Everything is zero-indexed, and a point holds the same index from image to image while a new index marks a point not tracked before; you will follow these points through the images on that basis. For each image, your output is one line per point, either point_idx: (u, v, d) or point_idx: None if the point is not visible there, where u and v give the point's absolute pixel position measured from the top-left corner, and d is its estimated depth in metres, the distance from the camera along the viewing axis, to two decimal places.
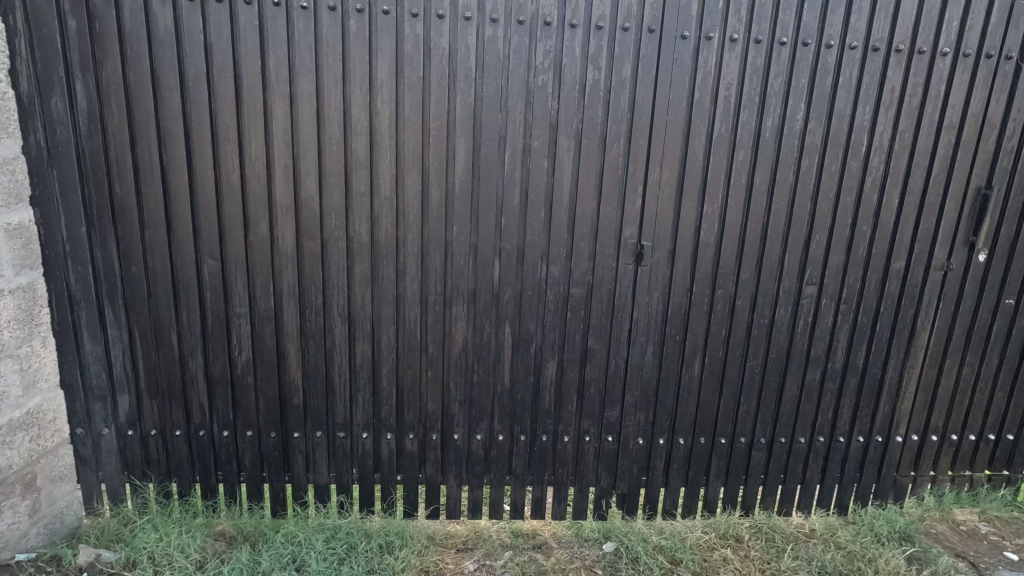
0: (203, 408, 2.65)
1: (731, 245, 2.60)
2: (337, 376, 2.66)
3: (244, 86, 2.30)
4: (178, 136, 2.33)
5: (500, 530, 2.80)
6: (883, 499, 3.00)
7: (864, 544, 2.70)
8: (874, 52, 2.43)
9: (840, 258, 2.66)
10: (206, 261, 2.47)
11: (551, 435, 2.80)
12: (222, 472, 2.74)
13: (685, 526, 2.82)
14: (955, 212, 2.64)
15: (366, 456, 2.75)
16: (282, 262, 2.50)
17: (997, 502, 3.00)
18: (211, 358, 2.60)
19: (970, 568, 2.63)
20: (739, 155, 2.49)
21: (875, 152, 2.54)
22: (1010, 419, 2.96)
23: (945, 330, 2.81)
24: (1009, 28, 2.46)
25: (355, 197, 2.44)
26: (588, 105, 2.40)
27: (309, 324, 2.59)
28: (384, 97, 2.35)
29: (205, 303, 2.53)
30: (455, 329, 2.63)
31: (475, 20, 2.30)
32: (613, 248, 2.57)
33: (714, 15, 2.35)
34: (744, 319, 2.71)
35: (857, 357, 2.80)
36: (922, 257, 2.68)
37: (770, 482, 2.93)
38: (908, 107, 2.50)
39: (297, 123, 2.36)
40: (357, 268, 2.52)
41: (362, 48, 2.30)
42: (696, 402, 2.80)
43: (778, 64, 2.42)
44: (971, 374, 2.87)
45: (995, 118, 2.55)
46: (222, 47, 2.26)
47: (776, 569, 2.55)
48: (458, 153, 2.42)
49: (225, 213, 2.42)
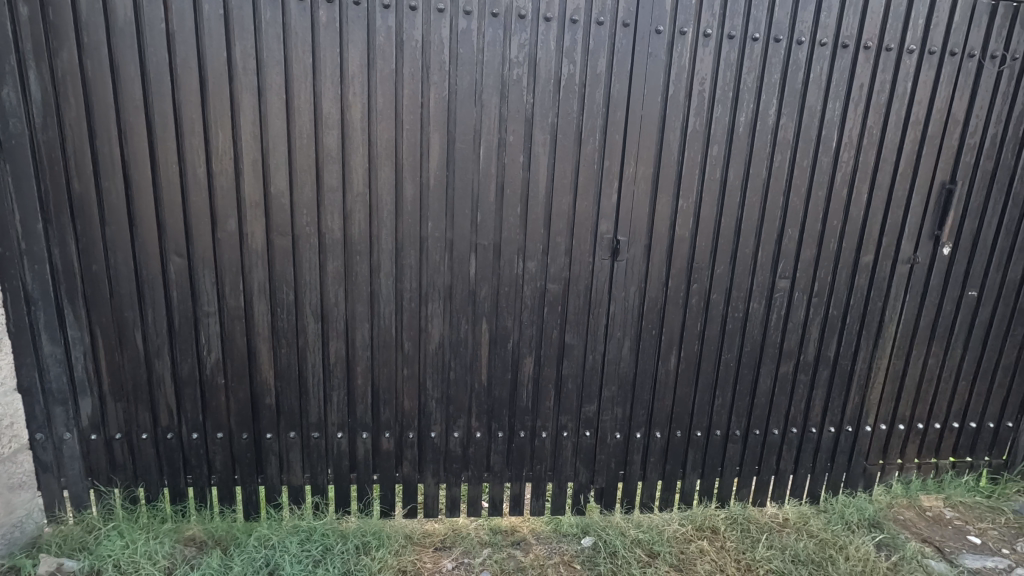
0: (171, 410, 2.57)
1: (705, 240, 2.62)
2: (310, 375, 2.60)
3: (210, 77, 2.22)
4: (140, 128, 2.24)
5: (479, 528, 2.78)
6: (852, 488, 3.08)
7: (836, 532, 2.76)
8: (844, 48, 2.47)
9: (812, 252, 2.70)
10: (172, 259, 2.39)
11: (529, 431, 2.79)
12: (192, 475, 2.66)
13: (662, 519, 2.84)
14: (921, 207, 2.71)
15: (341, 456, 2.70)
16: (252, 260, 2.43)
17: (961, 488, 3.10)
18: (179, 359, 2.51)
19: (936, 553, 2.70)
20: (713, 150, 2.51)
21: (844, 147, 2.58)
22: (973, 407, 3.06)
23: (911, 321, 2.88)
24: (971, 27, 2.52)
25: (327, 192, 2.38)
26: (564, 100, 2.39)
27: (281, 323, 2.53)
28: (355, 91, 2.30)
29: (171, 302, 2.44)
30: (431, 326, 2.60)
31: (448, 12, 2.27)
32: (590, 244, 2.57)
33: (688, 10, 2.36)
34: (719, 313, 2.74)
35: (828, 349, 2.85)
36: (889, 251, 2.75)
37: (744, 474, 2.97)
38: (876, 103, 2.55)
39: (266, 117, 2.29)
40: (329, 265, 2.47)
41: (332, 39, 2.24)
42: (672, 395, 2.83)
43: (750, 60, 2.44)
44: (936, 364, 2.96)
45: (959, 114, 2.61)
46: (185, 37, 2.18)
47: (751, 559, 2.59)
48: (433, 148, 2.38)
49: (191, 209, 2.34)
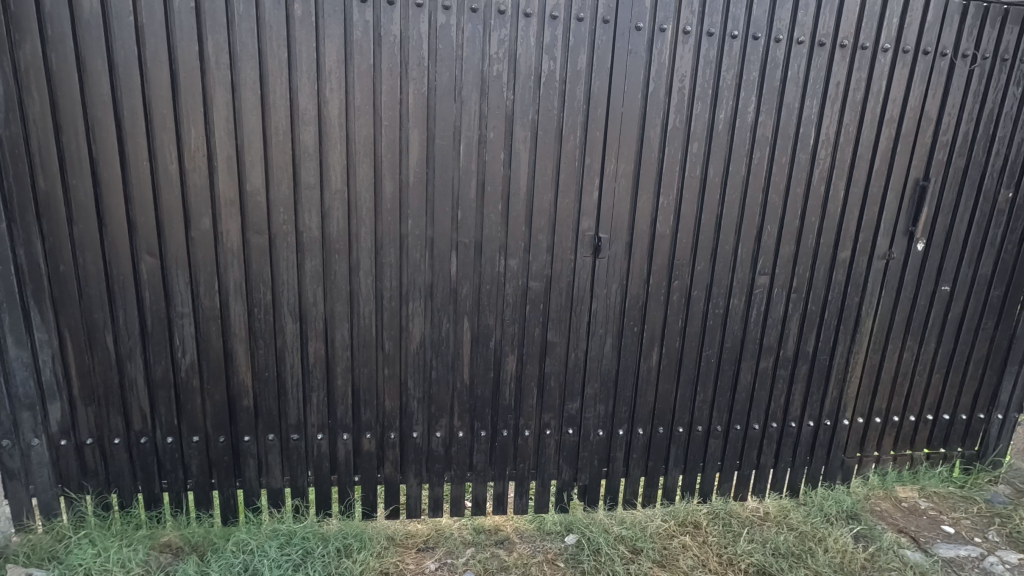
0: (145, 414, 2.50)
1: (686, 236, 2.63)
2: (289, 376, 2.56)
3: (181, 72, 2.16)
4: (108, 124, 2.17)
5: (462, 528, 2.76)
6: (831, 481, 3.12)
7: (815, 524, 2.80)
8: (820, 47, 2.49)
9: (790, 248, 2.73)
10: (144, 258, 2.32)
11: (512, 430, 2.77)
12: (167, 480, 2.60)
13: (645, 515, 2.85)
14: (895, 203, 2.75)
15: (321, 458, 2.66)
16: (227, 259, 2.37)
17: (935, 479, 3.17)
18: (152, 361, 2.45)
19: (912, 543, 2.76)
20: (693, 147, 2.52)
21: (822, 144, 2.61)
22: (945, 399, 3.13)
23: (887, 315, 2.93)
24: (943, 26, 2.56)
25: (304, 190, 2.34)
26: (545, 96, 2.37)
27: (257, 323, 2.47)
28: (333, 86, 2.26)
29: (144, 303, 2.38)
30: (412, 325, 2.57)
31: (427, 7, 2.24)
32: (572, 241, 2.56)
33: (668, 8, 2.35)
34: (700, 310, 2.75)
35: (806, 344, 2.89)
36: (865, 247, 2.79)
37: (726, 468, 3.00)
38: (852, 101, 2.58)
39: (240, 113, 2.24)
40: (308, 264, 2.42)
41: (308, 34, 2.20)
42: (654, 392, 2.84)
43: (729, 57, 2.45)
44: (911, 358, 3.02)
45: (931, 112, 2.66)
46: (155, 30, 2.12)
47: (733, 553, 2.61)
48: (412, 145, 2.35)
49: (164, 208, 2.28)
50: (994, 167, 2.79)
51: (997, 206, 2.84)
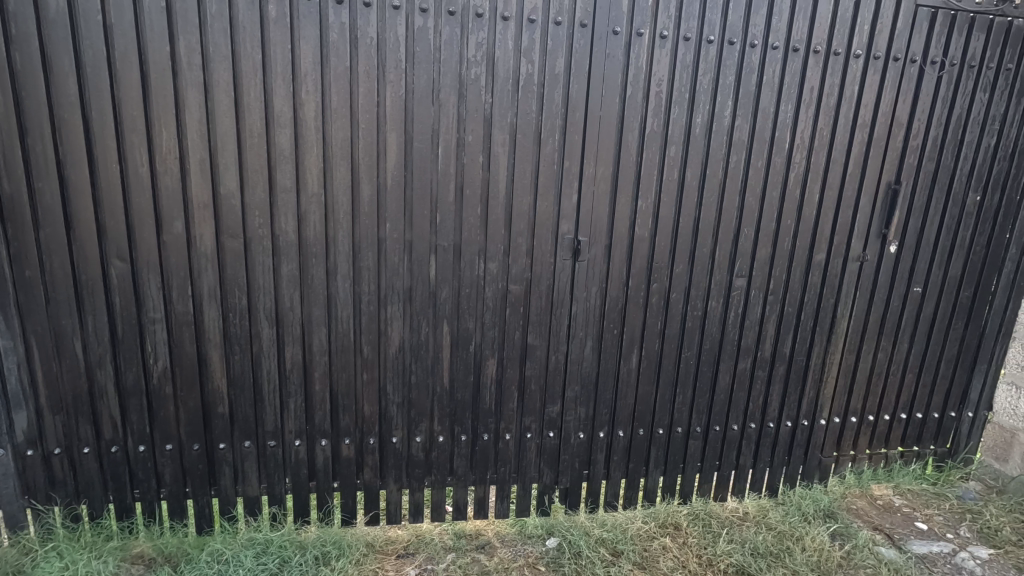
0: (115, 422, 2.44)
1: (664, 239, 2.64)
2: (265, 382, 2.51)
3: (152, 74, 2.12)
4: (76, 125, 2.12)
5: (443, 533, 2.74)
6: (808, 480, 3.17)
7: (792, 523, 2.83)
8: (794, 52, 2.53)
9: (767, 251, 2.76)
10: (114, 263, 2.27)
11: (493, 433, 2.76)
12: (139, 489, 2.54)
13: (625, 517, 2.86)
14: (869, 206, 2.80)
15: (299, 464, 2.62)
16: (201, 264, 2.33)
17: (909, 476, 3.23)
18: (123, 369, 2.39)
19: (886, 540, 2.80)
20: (671, 151, 2.54)
21: (796, 149, 2.65)
22: (918, 398, 3.20)
23: (862, 316, 2.98)
24: (913, 33, 2.62)
25: (280, 193, 2.30)
26: (523, 99, 2.37)
27: (232, 329, 2.43)
28: (309, 88, 2.23)
29: (114, 308, 2.32)
30: (391, 329, 2.54)
31: (404, 9, 2.22)
32: (551, 244, 2.56)
33: (645, 12, 2.37)
34: (679, 311, 2.77)
35: (783, 345, 2.93)
36: (840, 248, 2.84)
37: (705, 469, 3.02)
38: (826, 106, 2.63)
39: (214, 115, 2.20)
40: (284, 268, 2.39)
41: (282, 34, 2.16)
42: (634, 394, 2.85)
43: (705, 62, 2.47)
44: (885, 358, 3.08)
45: (902, 117, 2.71)
46: (124, 30, 2.07)
47: (712, 554, 2.63)
48: (390, 148, 2.33)
49: (134, 211, 2.23)
50: (962, 171, 2.86)
51: (966, 209, 2.91)
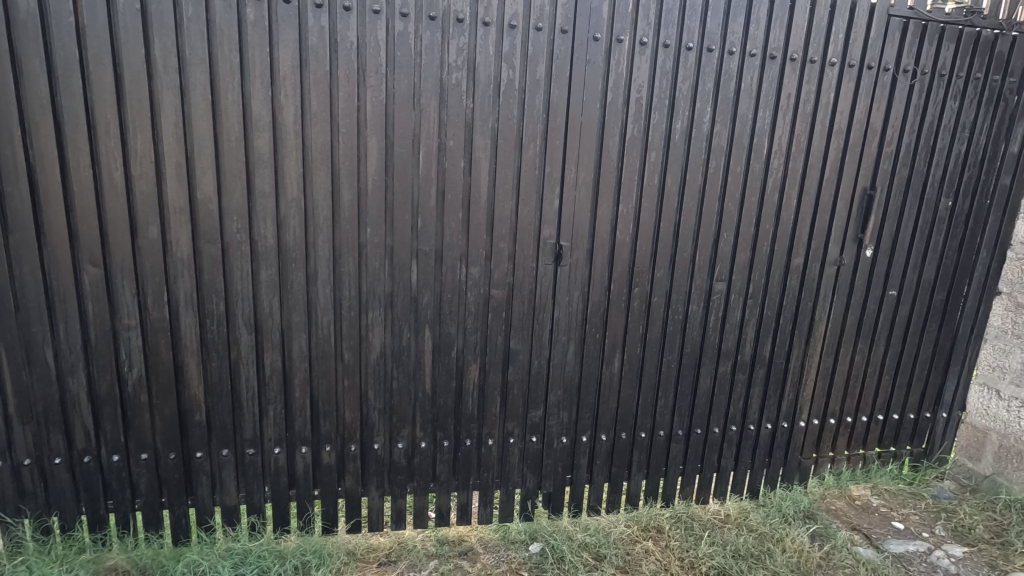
0: (88, 432, 2.38)
1: (645, 243, 2.66)
2: (244, 390, 2.47)
3: (127, 76, 2.08)
4: (47, 128, 2.07)
5: (426, 540, 2.73)
6: (789, 481, 3.21)
7: (773, 525, 2.86)
8: (771, 60, 2.57)
9: (746, 256, 2.80)
10: (86, 269, 2.21)
11: (476, 439, 2.75)
12: (113, 500, 2.48)
13: (609, 521, 2.87)
14: (845, 211, 2.86)
15: (279, 472, 2.58)
16: (177, 269, 2.29)
17: (886, 476, 3.28)
18: (95, 377, 2.33)
19: (864, 540, 2.84)
20: (651, 156, 2.56)
21: (774, 155, 2.69)
22: (894, 399, 3.26)
23: (839, 319, 3.03)
24: (886, 43, 2.68)
25: (258, 197, 2.27)
26: (503, 104, 2.37)
27: (210, 335, 2.39)
28: (287, 92, 2.20)
29: (86, 315, 2.27)
30: (373, 335, 2.52)
31: (384, 14, 2.21)
32: (533, 249, 2.56)
33: (624, 19, 2.39)
34: (660, 315, 2.79)
35: (763, 348, 2.97)
36: (818, 253, 2.88)
37: (688, 472, 3.04)
38: (803, 112, 2.67)
39: (190, 118, 2.16)
40: (263, 274, 2.36)
41: (260, 37, 2.14)
42: (616, 398, 2.86)
43: (684, 68, 2.50)
44: (862, 360, 3.13)
45: (876, 124, 2.77)
46: (97, 31, 2.03)
47: (694, 556, 2.64)
48: (370, 152, 2.31)
49: (108, 216, 2.18)
50: (934, 177, 2.92)
51: (938, 214, 2.98)
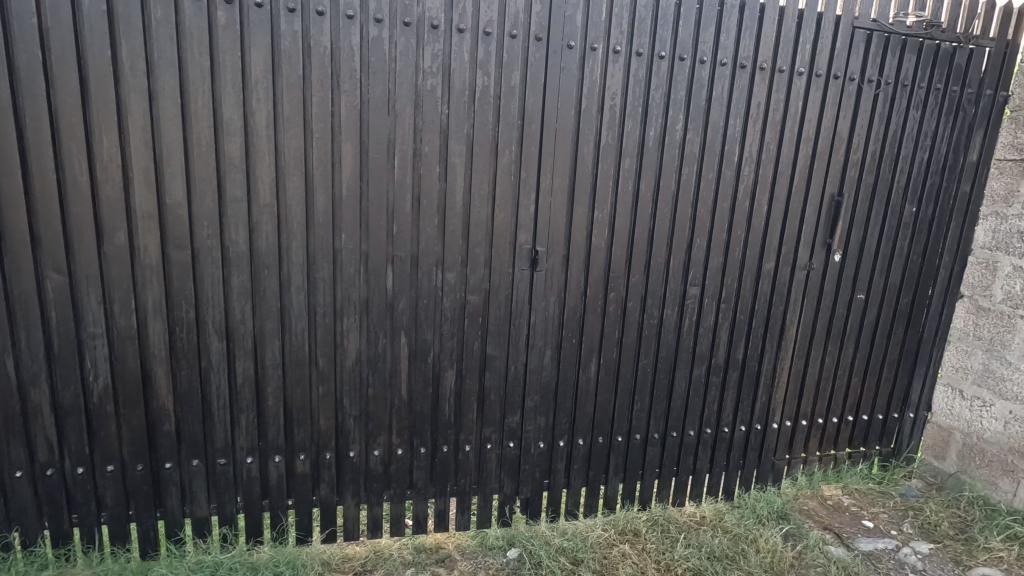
0: (51, 444, 2.31)
1: (620, 248, 2.69)
2: (215, 399, 2.43)
3: (92, 79, 2.04)
4: (9, 132, 2.02)
5: (402, 548, 2.70)
6: (763, 483, 3.26)
7: (747, 526, 2.90)
8: (741, 69, 2.63)
9: (718, 260, 2.84)
10: (50, 276, 2.15)
11: (453, 445, 2.74)
12: (78, 514, 2.40)
13: (586, 525, 2.88)
14: (813, 217, 2.92)
15: (251, 482, 2.53)
16: (145, 276, 2.24)
17: (856, 476, 3.36)
18: (59, 387, 2.27)
19: (836, 539, 2.89)
20: (625, 163, 2.59)
21: (745, 162, 2.74)
22: (863, 401, 3.34)
23: (810, 322, 3.10)
24: (851, 54, 2.76)
25: (229, 203, 2.24)
26: (479, 111, 2.38)
27: (180, 342, 2.34)
28: (260, 96, 2.18)
29: (49, 324, 2.20)
30: (348, 341, 2.49)
31: (358, 19, 2.20)
32: (509, 255, 2.57)
33: (598, 27, 2.42)
34: (636, 319, 2.81)
35: (736, 351, 3.01)
36: (788, 258, 2.94)
37: (664, 475, 3.07)
38: (772, 120, 2.73)
39: (159, 122, 2.12)
40: (234, 280, 2.32)
41: (231, 41, 2.11)
42: (593, 402, 2.87)
43: (657, 77, 2.54)
44: (832, 362, 3.20)
45: (843, 132, 2.85)
46: (61, 33, 1.99)
47: (671, 559, 2.66)
48: (345, 157, 2.30)
49: (72, 221, 2.13)
50: (899, 183, 3.01)
51: (902, 220, 3.07)
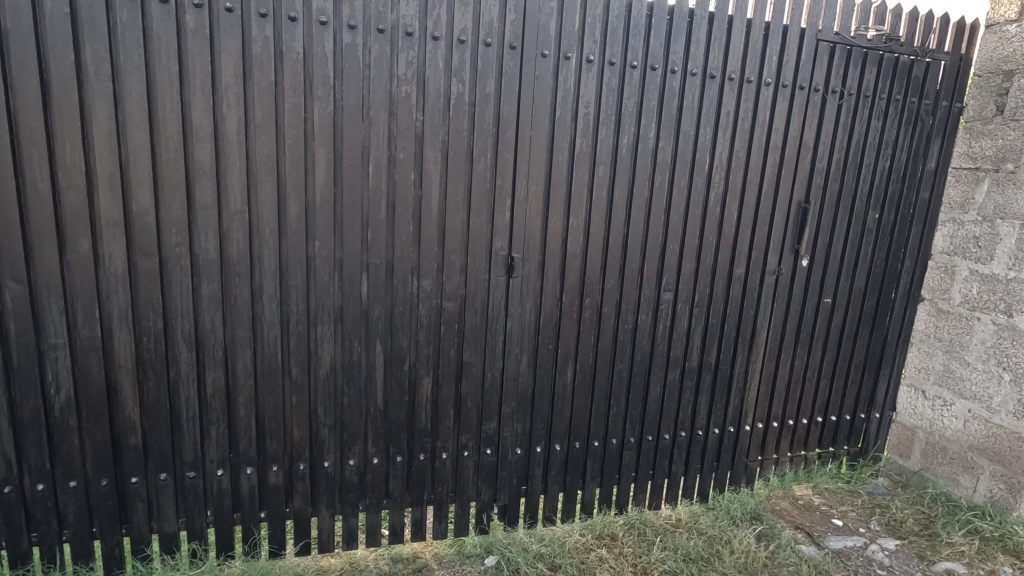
0: (9, 460, 2.22)
1: (594, 254, 2.72)
2: (184, 410, 2.37)
3: (55, 83, 1.98)
4: None
5: (379, 558, 2.67)
6: (736, 484, 3.32)
7: (722, 527, 2.94)
8: (711, 78, 2.69)
9: (690, 266, 2.90)
10: (8, 285, 2.08)
11: (429, 453, 2.72)
12: (37, 533, 2.31)
13: (563, 531, 2.88)
14: (781, 223, 3.00)
15: (222, 495, 2.47)
16: (110, 285, 2.18)
17: (826, 476, 3.44)
18: (18, 401, 2.19)
19: (807, 538, 2.96)
20: (599, 170, 2.62)
21: (715, 170, 2.80)
22: (832, 402, 3.43)
23: (779, 326, 3.17)
24: (815, 65, 2.85)
25: (199, 210, 2.20)
26: (454, 118, 2.39)
27: (146, 353, 2.28)
28: (230, 102, 2.15)
29: (8, 335, 2.12)
30: (322, 350, 2.46)
31: (332, 25, 2.19)
32: (485, 261, 2.57)
33: (571, 37, 2.46)
34: (610, 325, 2.84)
35: (709, 355, 3.07)
36: (757, 263, 3.01)
37: (640, 479, 3.10)
38: (741, 129, 2.80)
39: (126, 127, 2.08)
40: (204, 289, 2.27)
41: (201, 47, 2.08)
42: (570, 407, 2.89)
43: (629, 86, 2.58)
44: (801, 365, 3.28)
45: (808, 141, 2.93)
46: (21, 36, 1.93)
47: (647, 562, 2.68)
48: (319, 164, 2.27)
49: (32, 229, 2.06)
50: (862, 191, 3.12)
51: (866, 226, 3.17)
